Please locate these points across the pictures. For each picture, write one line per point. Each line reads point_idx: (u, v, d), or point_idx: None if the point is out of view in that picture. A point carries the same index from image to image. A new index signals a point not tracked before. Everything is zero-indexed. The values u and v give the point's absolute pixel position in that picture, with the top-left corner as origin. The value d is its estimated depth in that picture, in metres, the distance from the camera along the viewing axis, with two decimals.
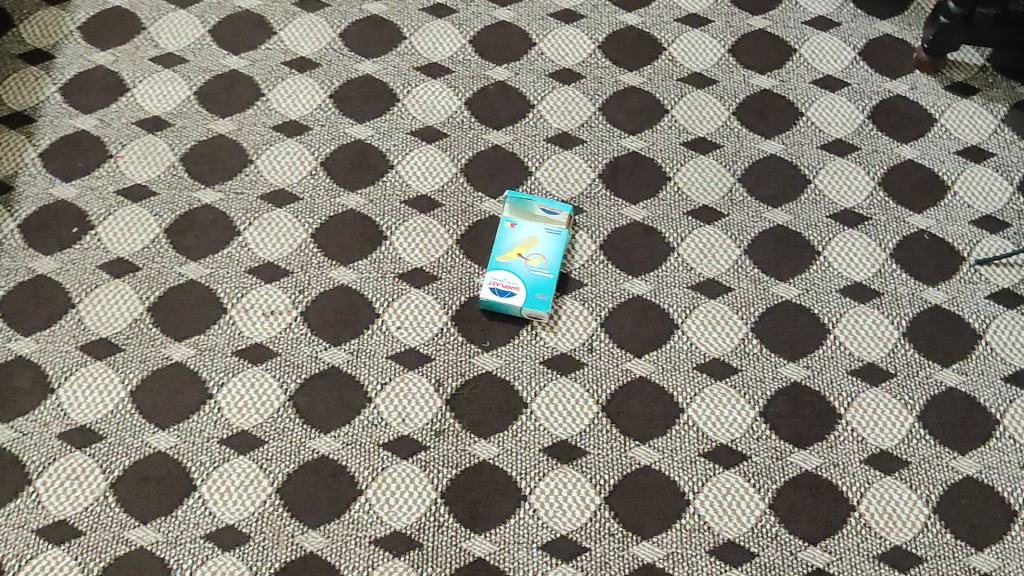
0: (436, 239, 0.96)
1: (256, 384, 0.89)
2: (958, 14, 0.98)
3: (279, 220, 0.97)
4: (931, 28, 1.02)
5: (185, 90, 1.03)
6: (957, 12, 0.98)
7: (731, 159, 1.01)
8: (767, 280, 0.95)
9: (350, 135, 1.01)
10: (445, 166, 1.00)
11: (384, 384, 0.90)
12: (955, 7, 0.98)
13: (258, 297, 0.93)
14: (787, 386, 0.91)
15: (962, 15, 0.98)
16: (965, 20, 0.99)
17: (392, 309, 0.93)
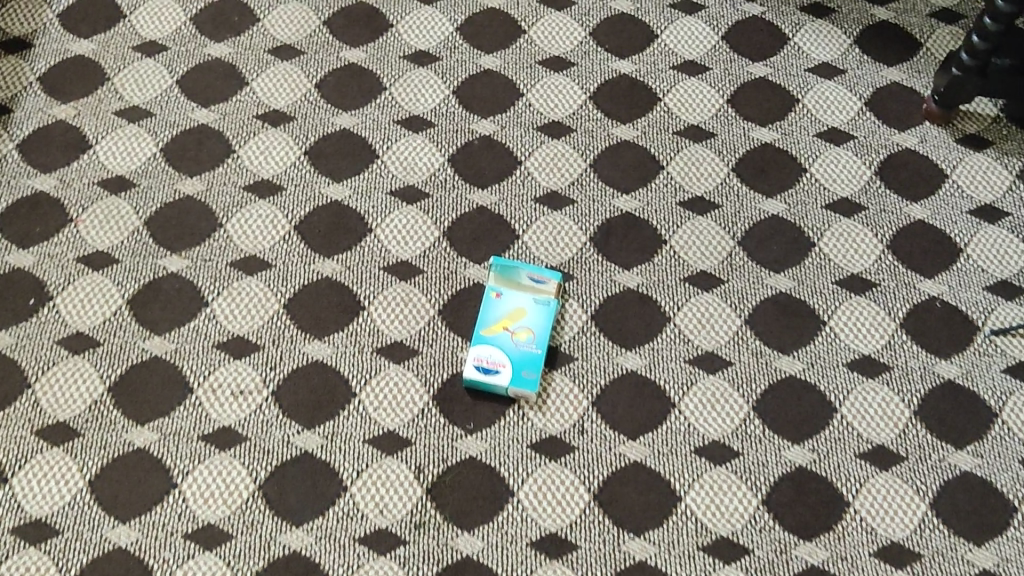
0: (415, 310, 0.91)
1: (223, 472, 0.84)
2: (971, 65, 0.92)
3: (248, 292, 0.91)
4: (942, 78, 0.96)
5: (150, 147, 0.97)
6: (970, 64, 0.92)
7: (730, 220, 0.95)
8: (769, 354, 0.90)
9: (326, 196, 0.95)
10: (427, 231, 0.94)
11: (360, 471, 0.84)
12: (968, 58, 0.92)
13: (226, 376, 0.87)
14: (790, 472, 0.85)
15: (976, 67, 0.92)
16: (979, 72, 0.92)
17: (370, 388, 0.87)
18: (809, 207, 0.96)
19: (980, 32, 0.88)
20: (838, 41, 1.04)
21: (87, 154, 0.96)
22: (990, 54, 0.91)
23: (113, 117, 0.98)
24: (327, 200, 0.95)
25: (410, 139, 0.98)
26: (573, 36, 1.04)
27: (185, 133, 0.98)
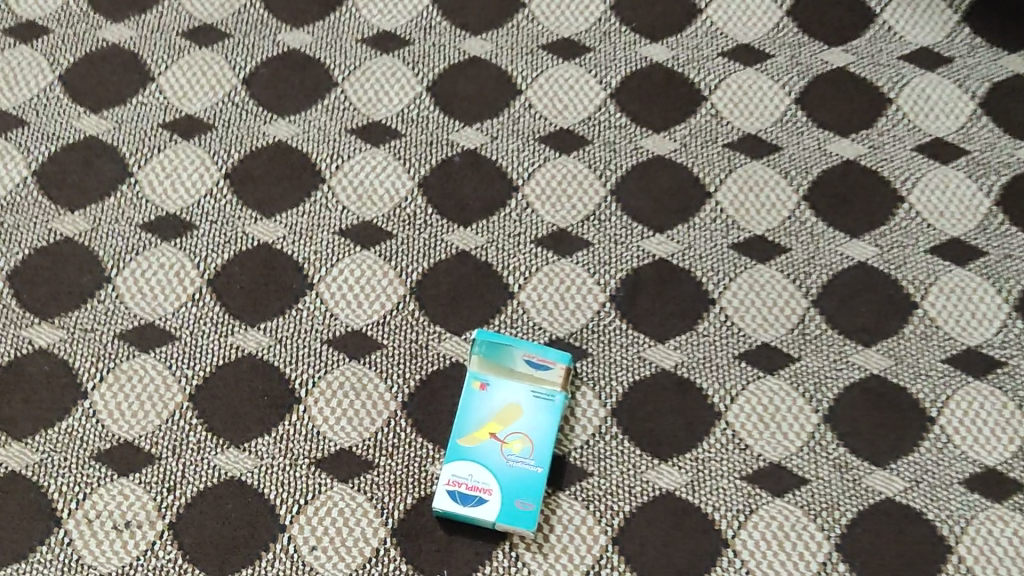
0: (378, 287, 0.70)
1: (124, 504, 0.64)
2: None
3: (166, 259, 0.71)
4: None
5: (47, 75, 0.78)
6: None
7: (790, 167, 0.75)
8: (844, 345, 0.69)
9: (269, 136, 0.76)
10: (396, 179, 0.74)
11: (303, 506, 0.64)
12: None
13: (131, 374, 0.68)
14: (873, 504, 0.64)
15: None
16: None
17: (319, 391, 0.67)
18: (890, 151, 0.76)
19: None
20: None
21: None
22: None
23: (9, 40, 0.79)
24: (274, 139, 0.75)
25: (381, 61, 0.79)
26: None
27: (102, 59, 0.79)
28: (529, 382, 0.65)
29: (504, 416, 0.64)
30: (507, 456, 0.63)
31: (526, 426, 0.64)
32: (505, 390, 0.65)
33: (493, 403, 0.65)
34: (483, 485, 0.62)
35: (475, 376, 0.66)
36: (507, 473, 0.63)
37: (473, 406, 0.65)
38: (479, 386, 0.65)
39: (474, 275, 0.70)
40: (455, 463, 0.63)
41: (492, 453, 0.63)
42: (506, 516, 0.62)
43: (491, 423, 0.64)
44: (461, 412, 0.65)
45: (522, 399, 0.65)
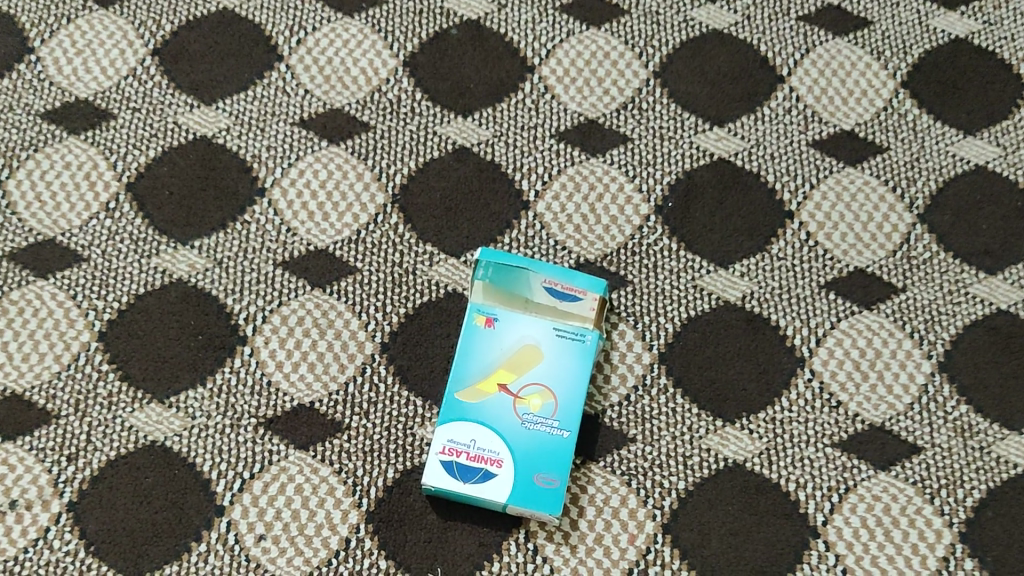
0: (351, 193, 0.53)
1: (9, 480, 0.48)
2: None
3: (73, 156, 0.54)
4: None
5: None
6: None
7: (884, 46, 0.58)
8: (962, 272, 0.52)
9: (212, 3, 0.59)
10: (375, 58, 0.57)
11: (249, 481, 0.48)
12: None
13: (22, 306, 0.51)
14: (1008, 481, 0.48)
15: None
16: None
17: (271, 329, 0.51)
18: (1011, 27, 0.59)
19: None
20: None
21: None
22: None
23: None
24: (217, 7, 0.58)
25: None
26: None
27: None
28: (550, 316, 0.49)
29: (518, 362, 0.48)
30: (523, 415, 0.47)
31: (547, 374, 0.48)
32: (519, 326, 0.48)
33: (502, 345, 0.48)
34: (491, 456, 0.46)
35: (479, 309, 0.49)
36: (523, 438, 0.46)
37: (475, 348, 0.48)
38: (484, 321, 0.49)
39: (476, 178, 0.53)
40: (453, 425, 0.47)
41: (502, 411, 0.47)
42: (522, 497, 0.45)
43: (500, 371, 0.48)
44: (460, 357, 0.48)
45: (542, 339, 0.48)
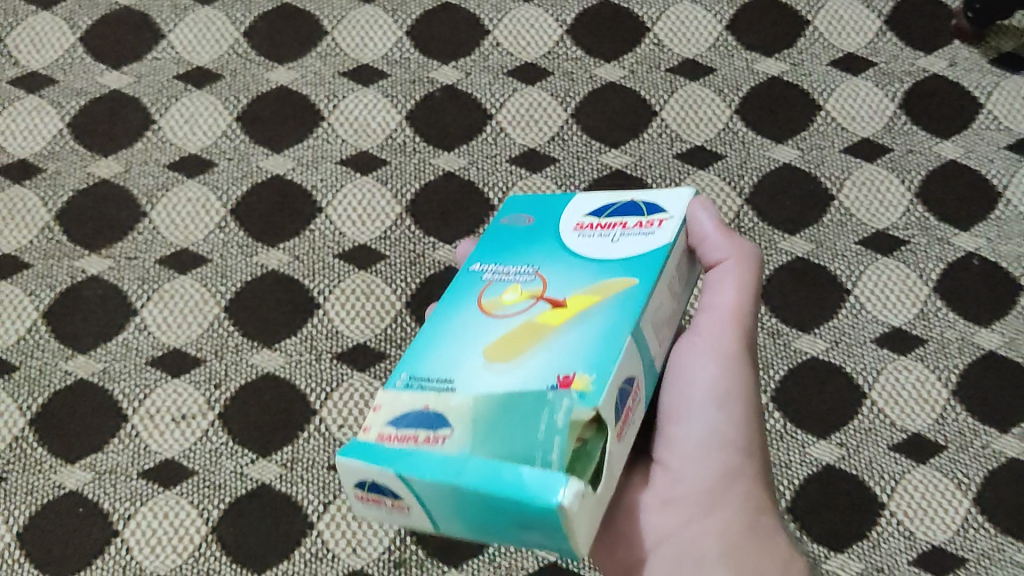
0: (377, 208, 0.83)
1: (178, 397, 0.76)
2: None
3: (193, 193, 0.83)
4: None
5: (69, 38, 0.89)
6: None
7: (723, 84, 0.88)
8: (776, 235, 0.82)
9: (271, 82, 0.88)
10: (386, 116, 0.86)
11: (330, 392, 0.76)
12: None
13: (173, 292, 0.80)
14: (801, 363, 0.78)
15: None
16: None
17: (335, 298, 0.79)
18: (809, 66, 0.89)
19: None
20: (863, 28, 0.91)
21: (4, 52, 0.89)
22: None
23: (32, 8, 0.91)
24: (277, 86, 0.87)
25: (367, 11, 0.91)
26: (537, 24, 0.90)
27: (117, 21, 0.90)
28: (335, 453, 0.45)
29: (408, 417, 0.46)
30: (453, 327, 0.50)
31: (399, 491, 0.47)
32: (426, 487, 0.43)
33: (363, 450, 0.45)
34: (586, 219, 0.55)
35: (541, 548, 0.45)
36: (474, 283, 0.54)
37: (545, 488, 0.41)
38: (523, 519, 0.43)
39: (460, 192, 0.83)
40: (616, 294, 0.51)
41: (565, 273, 0.52)
42: (557, 211, 0.57)
43: (525, 347, 0.47)
44: (609, 356, 0.46)
45: (382, 488, 0.45)
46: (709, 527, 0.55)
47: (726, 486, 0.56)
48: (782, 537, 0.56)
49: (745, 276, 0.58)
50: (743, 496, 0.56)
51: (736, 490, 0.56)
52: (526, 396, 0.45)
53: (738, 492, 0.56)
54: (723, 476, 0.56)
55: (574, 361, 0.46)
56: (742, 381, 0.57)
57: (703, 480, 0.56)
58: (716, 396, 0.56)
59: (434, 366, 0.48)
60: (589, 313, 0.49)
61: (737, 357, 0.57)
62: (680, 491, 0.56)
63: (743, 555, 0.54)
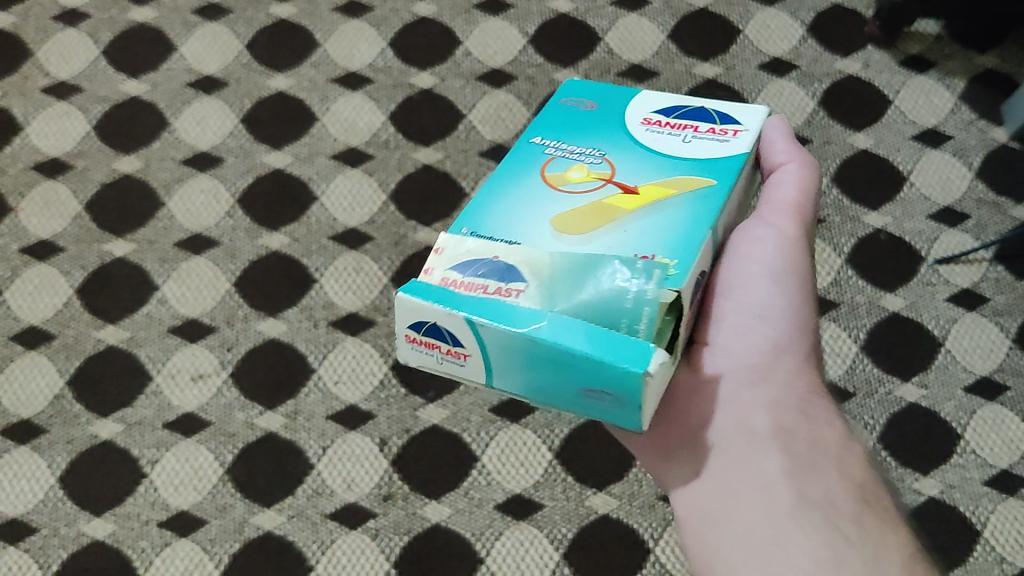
0: (366, 196, 0.95)
1: (196, 359, 0.89)
2: None
3: (204, 186, 0.96)
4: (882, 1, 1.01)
5: (92, 51, 1.02)
6: None
7: (666, 86, 1.01)
8: None
9: (271, 88, 1.00)
10: (373, 116, 0.99)
11: (326, 354, 0.89)
12: None
13: (188, 271, 0.92)
14: None
15: None
16: None
17: (330, 274, 0.92)
18: (740, 70, 1.02)
19: None
20: (788, 28, 1.04)
21: (35, 64, 1.01)
22: None
23: (59, 26, 1.03)
24: (276, 91, 1.00)
25: (353, 25, 1.04)
26: (501, 33, 1.03)
27: (134, 35, 1.03)
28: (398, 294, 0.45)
29: (476, 266, 0.47)
30: (518, 188, 0.51)
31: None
32: (495, 334, 0.43)
33: (430, 293, 0.45)
34: (653, 116, 0.56)
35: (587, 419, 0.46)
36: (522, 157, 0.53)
37: (632, 354, 0.42)
38: (599, 381, 0.43)
39: (437, 182, 0.96)
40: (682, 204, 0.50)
41: (632, 160, 0.52)
42: (621, 102, 0.57)
43: (600, 224, 0.48)
44: (693, 241, 0.47)
45: (443, 332, 0.45)
46: (757, 398, 0.54)
47: (775, 360, 0.56)
48: (833, 416, 0.56)
49: (805, 175, 0.60)
50: (793, 370, 0.57)
51: (789, 376, 0.56)
52: (607, 267, 0.45)
53: (788, 364, 0.57)
54: (771, 349, 0.57)
55: (655, 240, 0.47)
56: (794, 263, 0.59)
57: (755, 351, 0.56)
58: (772, 269, 0.57)
59: (497, 226, 0.49)
60: (668, 201, 0.49)
61: (792, 239, 0.59)
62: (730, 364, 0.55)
63: (795, 429, 0.54)
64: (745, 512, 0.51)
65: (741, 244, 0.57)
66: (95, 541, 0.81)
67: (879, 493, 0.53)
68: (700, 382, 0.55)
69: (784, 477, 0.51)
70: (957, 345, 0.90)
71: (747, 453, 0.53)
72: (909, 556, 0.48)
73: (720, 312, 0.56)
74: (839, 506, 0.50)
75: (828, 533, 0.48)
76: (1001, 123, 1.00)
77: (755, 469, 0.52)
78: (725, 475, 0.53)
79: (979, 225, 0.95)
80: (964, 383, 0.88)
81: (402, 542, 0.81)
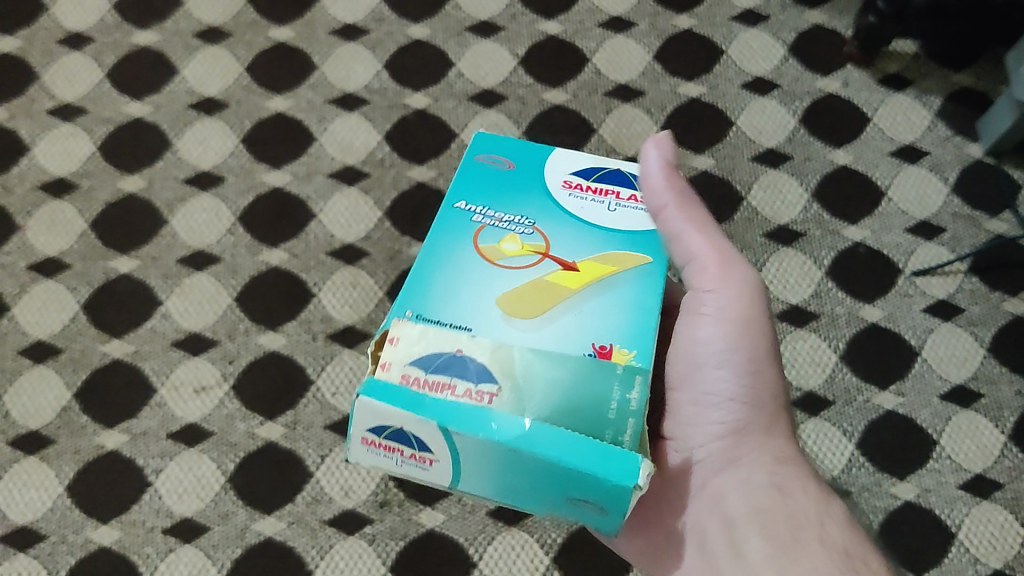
0: (363, 213, 0.99)
1: (198, 372, 0.92)
2: (888, 13, 1.01)
3: (206, 205, 0.99)
4: (861, 22, 1.04)
5: (97, 73, 1.05)
6: (887, 11, 1.01)
7: (651, 106, 1.04)
8: None
9: (270, 109, 1.04)
10: (369, 136, 1.03)
11: (324, 366, 0.92)
12: (885, 6, 1.01)
13: (191, 287, 0.95)
14: None
15: (893, 14, 1.01)
16: (896, 18, 1.01)
17: (328, 289, 0.95)
18: (724, 89, 1.06)
19: None
20: (770, 49, 1.08)
21: (41, 86, 1.05)
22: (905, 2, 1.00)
23: (64, 49, 1.07)
24: (275, 112, 1.03)
25: (350, 47, 1.07)
26: (493, 55, 1.07)
27: (137, 58, 1.06)
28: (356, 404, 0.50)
29: (436, 359, 0.51)
30: (457, 268, 0.57)
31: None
32: (471, 443, 0.49)
33: (401, 398, 0.49)
34: (573, 178, 0.62)
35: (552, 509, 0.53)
36: (452, 221, 0.59)
37: (621, 463, 0.48)
38: (576, 489, 0.50)
39: (430, 199, 0.99)
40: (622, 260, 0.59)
41: (563, 235, 0.59)
42: (537, 162, 0.63)
43: (550, 306, 0.55)
44: (642, 331, 0.54)
45: (422, 439, 0.50)
46: (727, 483, 0.61)
47: (739, 447, 0.62)
48: (809, 484, 0.61)
49: (699, 219, 0.65)
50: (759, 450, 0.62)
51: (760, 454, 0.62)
52: (575, 361, 0.52)
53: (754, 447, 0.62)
54: (730, 434, 0.63)
55: (605, 330, 0.54)
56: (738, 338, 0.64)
57: (716, 438, 0.63)
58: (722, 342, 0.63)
59: (451, 316, 0.54)
60: (612, 280, 0.57)
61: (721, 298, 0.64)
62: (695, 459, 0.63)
63: (772, 508, 0.59)
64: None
65: (682, 347, 0.64)
66: (102, 548, 0.84)
67: (865, 555, 0.57)
68: (674, 482, 0.62)
69: (770, 564, 0.56)
70: (934, 354, 0.93)
71: (729, 544, 0.58)
72: None
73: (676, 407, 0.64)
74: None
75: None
76: (976, 140, 1.04)
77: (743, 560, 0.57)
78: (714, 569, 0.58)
79: (955, 238, 0.99)
80: (940, 391, 0.91)
81: (397, 547, 0.84)
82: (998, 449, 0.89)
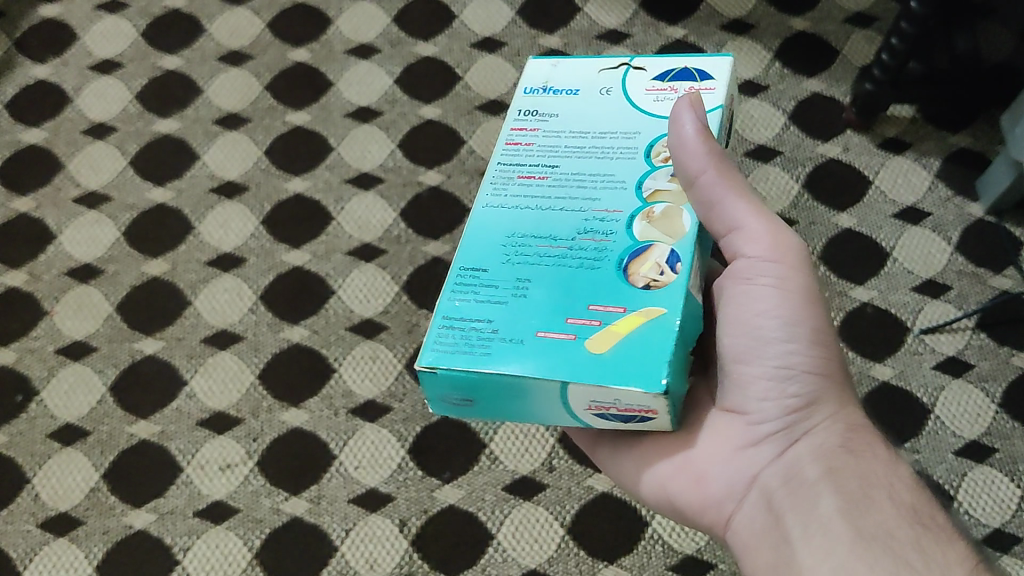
0: (381, 288, 1.01)
1: (223, 449, 0.94)
2: (884, 80, 1.04)
3: (229, 284, 1.02)
4: (858, 89, 1.07)
5: (120, 161, 1.09)
6: (883, 77, 1.04)
7: None
8: None
9: (288, 191, 1.07)
10: (384, 213, 1.05)
11: (347, 440, 0.94)
12: (880, 73, 1.04)
13: (215, 365, 0.98)
14: None
15: (888, 80, 1.04)
16: (891, 84, 1.04)
17: (348, 364, 0.97)
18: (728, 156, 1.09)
19: (890, 50, 1.01)
20: (771, 118, 1.12)
21: (66, 175, 1.09)
22: (900, 68, 1.02)
23: (89, 139, 1.11)
24: (294, 194, 1.07)
25: (364, 128, 1.11)
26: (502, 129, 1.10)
27: (158, 145, 1.10)
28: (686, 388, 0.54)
29: None
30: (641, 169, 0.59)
31: (604, 290, 0.52)
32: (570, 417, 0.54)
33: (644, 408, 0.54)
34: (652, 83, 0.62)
35: (459, 263, 0.55)
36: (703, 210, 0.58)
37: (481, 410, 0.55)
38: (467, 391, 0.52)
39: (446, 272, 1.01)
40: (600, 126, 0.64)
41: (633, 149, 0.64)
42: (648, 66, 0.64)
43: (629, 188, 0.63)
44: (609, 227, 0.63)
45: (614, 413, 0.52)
46: (802, 453, 0.57)
47: (809, 416, 0.57)
48: (881, 446, 0.57)
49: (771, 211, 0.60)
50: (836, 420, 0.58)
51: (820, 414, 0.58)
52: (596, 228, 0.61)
53: (826, 415, 0.58)
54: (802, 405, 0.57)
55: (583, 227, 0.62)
56: (760, 345, 0.57)
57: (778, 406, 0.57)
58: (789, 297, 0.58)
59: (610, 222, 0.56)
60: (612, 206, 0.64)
61: (798, 310, 0.58)
62: (761, 433, 0.58)
63: (844, 468, 0.55)
64: (802, 562, 0.53)
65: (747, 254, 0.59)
66: None
67: (929, 509, 0.54)
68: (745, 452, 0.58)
69: (842, 519, 0.52)
70: (947, 411, 0.94)
71: (795, 505, 0.55)
72: (961, 555, 0.51)
73: (746, 381, 0.58)
74: (896, 534, 0.51)
75: (891, 565, 0.50)
76: (976, 199, 1.06)
77: (813, 518, 0.53)
78: (778, 530, 0.55)
79: (961, 295, 1.00)
80: (954, 447, 0.92)
81: None
82: (1015, 503, 0.89)
